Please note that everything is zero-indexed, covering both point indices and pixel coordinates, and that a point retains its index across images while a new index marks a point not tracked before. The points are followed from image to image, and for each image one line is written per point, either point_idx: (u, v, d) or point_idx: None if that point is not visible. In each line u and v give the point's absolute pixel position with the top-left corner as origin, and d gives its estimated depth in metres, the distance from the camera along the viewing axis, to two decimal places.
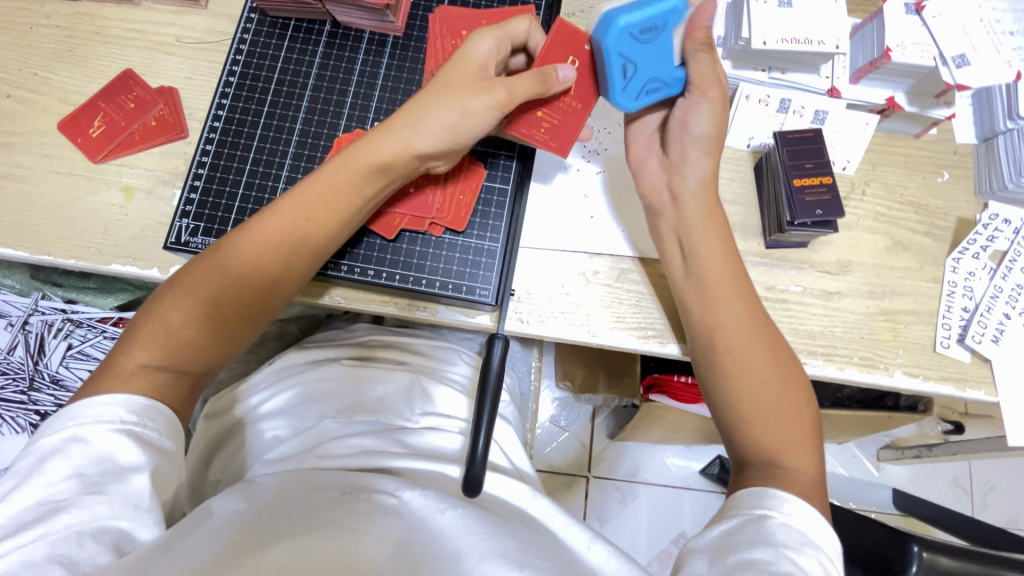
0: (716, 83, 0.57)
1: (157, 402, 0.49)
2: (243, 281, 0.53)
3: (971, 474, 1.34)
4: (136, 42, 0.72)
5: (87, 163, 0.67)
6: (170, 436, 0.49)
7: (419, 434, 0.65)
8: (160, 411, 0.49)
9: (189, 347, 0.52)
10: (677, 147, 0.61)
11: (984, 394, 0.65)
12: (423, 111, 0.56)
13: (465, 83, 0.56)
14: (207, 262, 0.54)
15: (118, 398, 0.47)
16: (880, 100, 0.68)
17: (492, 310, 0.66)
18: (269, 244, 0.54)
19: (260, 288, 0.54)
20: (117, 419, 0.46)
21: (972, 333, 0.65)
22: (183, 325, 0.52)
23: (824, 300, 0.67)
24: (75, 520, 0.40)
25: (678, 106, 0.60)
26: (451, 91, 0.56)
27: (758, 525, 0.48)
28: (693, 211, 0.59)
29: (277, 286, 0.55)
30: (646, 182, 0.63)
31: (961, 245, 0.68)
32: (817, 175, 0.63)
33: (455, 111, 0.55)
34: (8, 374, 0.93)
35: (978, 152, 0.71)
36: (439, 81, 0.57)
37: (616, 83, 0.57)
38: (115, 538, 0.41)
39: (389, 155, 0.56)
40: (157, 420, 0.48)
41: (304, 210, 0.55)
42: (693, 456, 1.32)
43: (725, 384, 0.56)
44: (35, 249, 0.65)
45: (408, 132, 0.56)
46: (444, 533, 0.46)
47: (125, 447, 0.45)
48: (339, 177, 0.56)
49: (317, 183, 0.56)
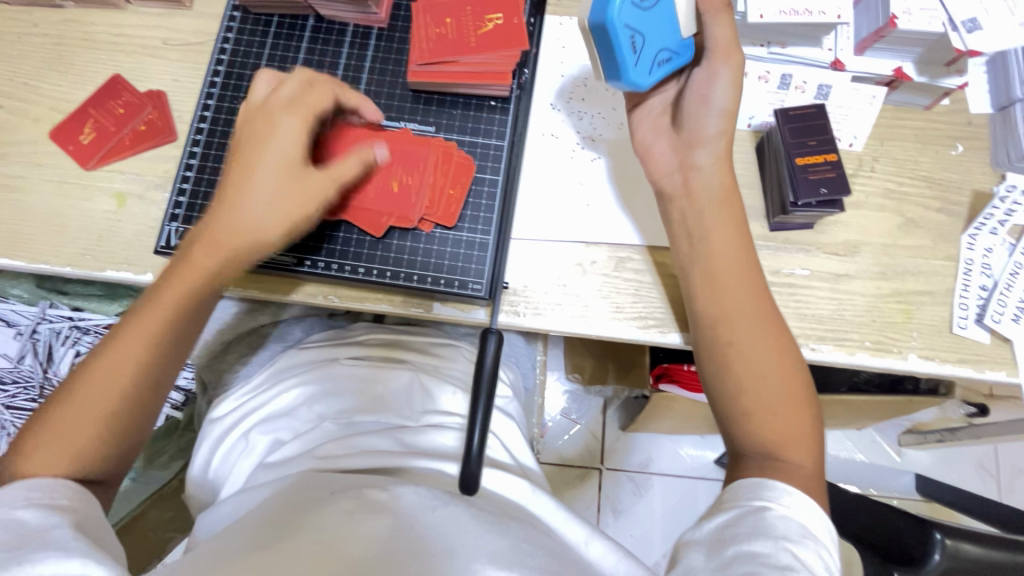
0: (735, 49, 0.56)
1: (60, 479, 0.47)
2: (136, 377, 0.52)
3: (997, 457, 1.30)
4: (123, 47, 0.71)
5: (78, 171, 0.67)
6: (80, 499, 0.47)
7: (421, 433, 0.64)
8: (67, 484, 0.47)
9: (93, 447, 0.50)
10: (691, 124, 0.58)
11: (1005, 375, 0.62)
12: (252, 183, 0.54)
13: (296, 126, 0.55)
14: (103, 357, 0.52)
15: (20, 484, 0.45)
16: (888, 71, 0.65)
17: (487, 305, 0.65)
18: (165, 315, 0.53)
19: (157, 366, 0.53)
20: (18, 498, 0.44)
21: (990, 312, 0.62)
22: (86, 426, 0.50)
23: (832, 282, 0.65)
24: (12, 567, 0.38)
25: (696, 77, 0.57)
26: (277, 147, 0.54)
27: (757, 516, 0.47)
28: (705, 193, 0.58)
29: (175, 357, 0.55)
30: (657, 167, 0.61)
31: (978, 220, 0.65)
32: (821, 152, 0.61)
33: (278, 170, 0.54)
34: (20, 382, 0.95)
35: (994, 122, 0.67)
36: (256, 149, 0.55)
37: (627, 60, 0.54)
38: (67, 567, 0.39)
39: (253, 217, 0.54)
40: (63, 492, 0.47)
41: (198, 266, 0.54)
42: (707, 445, 1.30)
43: (724, 375, 0.54)
44: (31, 258, 0.65)
45: (261, 184, 0.53)
46: (436, 530, 0.45)
47: (38, 512, 0.43)
48: (217, 262, 0.54)
49: (201, 260, 0.54)
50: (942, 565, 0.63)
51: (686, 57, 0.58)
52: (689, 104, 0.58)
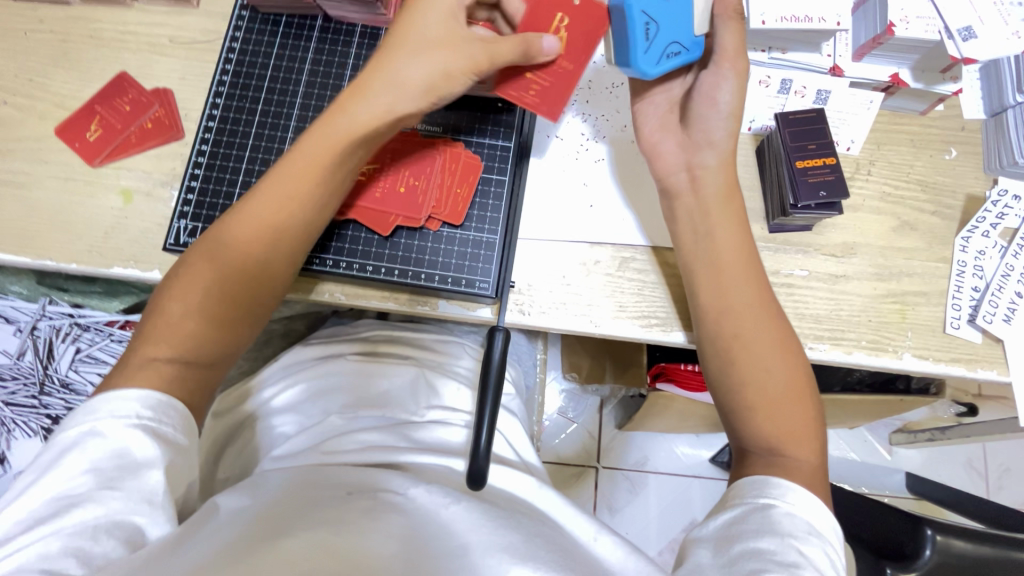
0: (739, 56, 0.56)
1: (173, 399, 0.49)
2: (243, 272, 0.54)
3: (985, 456, 1.33)
4: (130, 44, 0.71)
5: (85, 167, 0.67)
6: (184, 432, 0.49)
7: (424, 429, 0.65)
8: (176, 406, 0.49)
9: (193, 337, 0.52)
10: (699, 125, 0.59)
11: (996, 374, 0.64)
12: (394, 75, 0.56)
13: (439, 43, 0.55)
14: (200, 253, 0.55)
15: (134, 394, 0.47)
16: (885, 77, 0.66)
17: (493, 303, 0.65)
18: (265, 222, 0.55)
19: (254, 272, 0.55)
20: (134, 415, 0.46)
21: (982, 313, 0.64)
22: (187, 314, 0.52)
23: (830, 283, 0.66)
24: (93, 515, 0.41)
25: (704, 78, 0.58)
26: (425, 48, 0.55)
27: (763, 513, 0.48)
28: (712, 191, 0.59)
29: (273, 265, 0.56)
30: (665, 165, 0.62)
31: (970, 223, 0.67)
32: (820, 156, 0.62)
33: (431, 70, 0.55)
34: (18, 379, 0.94)
35: (987, 127, 0.69)
36: (399, 44, 0.56)
37: (638, 44, 0.56)
38: (129, 535, 0.41)
39: (368, 121, 0.56)
40: (172, 417, 0.48)
41: (317, 171, 0.56)
42: (703, 444, 1.32)
43: (728, 370, 0.56)
44: (37, 254, 0.65)
45: (386, 97, 0.56)
46: (451, 527, 0.46)
47: (140, 441, 0.45)
48: (321, 154, 0.56)
49: (314, 157, 0.56)
50: (933, 559, 0.65)
51: (693, 54, 0.58)
52: (697, 103, 0.59)
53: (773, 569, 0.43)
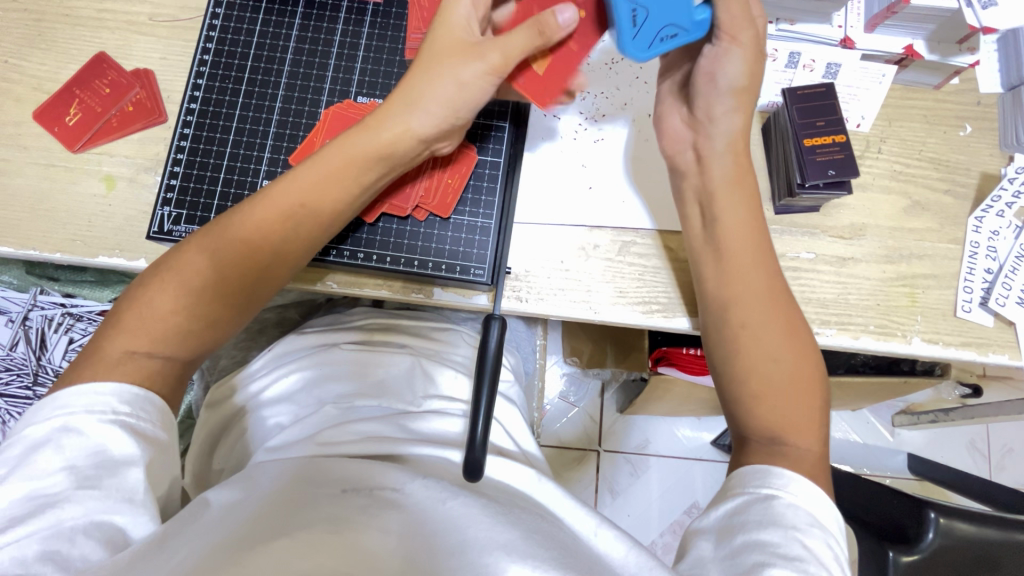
0: (749, 26, 0.52)
1: (150, 392, 0.48)
2: (235, 271, 0.52)
3: (989, 437, 1.32)
4: (108, 23, 0.68)
5: (65, 154, 0.65)
6: (163, 426, 0.48)
7: (422, 419, 0.63)
8: (153, 401, 0.48)
9: (177, 334, 0.50)
10: (704, 103, 0.56)
11: (1008, 358, 0.62)
12: (422, 91, 0.54)
13: (458, 57, 0.53)
14: (197, 247, 0.52)
15: (107, 386, 0.46)
16: (898, 49, 0.63)
17: (488, 290, 0.64)
18: (266, 225, 0.53)
19: (248, 277, 0.53)
20: (109, 409, 0.45)
21: (995, 296, 0.61)
22: (169, 308, 0.50)
23: (837, 266, 0.64)
24: (70, 516, 0.40)
25: (706, 54, 0.55)
26: (442, 65, 0.54)
27: (765, 504, 0.47)
28: (719, 172, 0.56)
29: (269, 268, 0.54)
30: (670, 142, 0.60)
31: (985, 203, 0.64)
32: (830, 132, 0.59)
33: (450, 86, 0.53)
34: (13, 370, 0.94)
35: (1004, 101, 0.66)
36: (426, 58, 0.55)
37: (625, 32, 0.52)
38: (109, 534, 0.41)
39: (390, 140, 0.54)
40: (149, 412, 0.47)
41: (327, 177, 0.54)
42: (704, 427, 1.31)
43: (734, 357, 0.54)
44: (19, 244, 0.63)
45: (408, 117, 0.54)
46: (449, 522, 0.44)
47: (119, 438, 0.44)
48: (337, 164, 0.54)
49: (327, 163, 0.54)
50: (935, 542, 0.64)
51: (693, 35, 0.53)
52: (699, 82, 0.56)
53: (777, 564, 0.42)
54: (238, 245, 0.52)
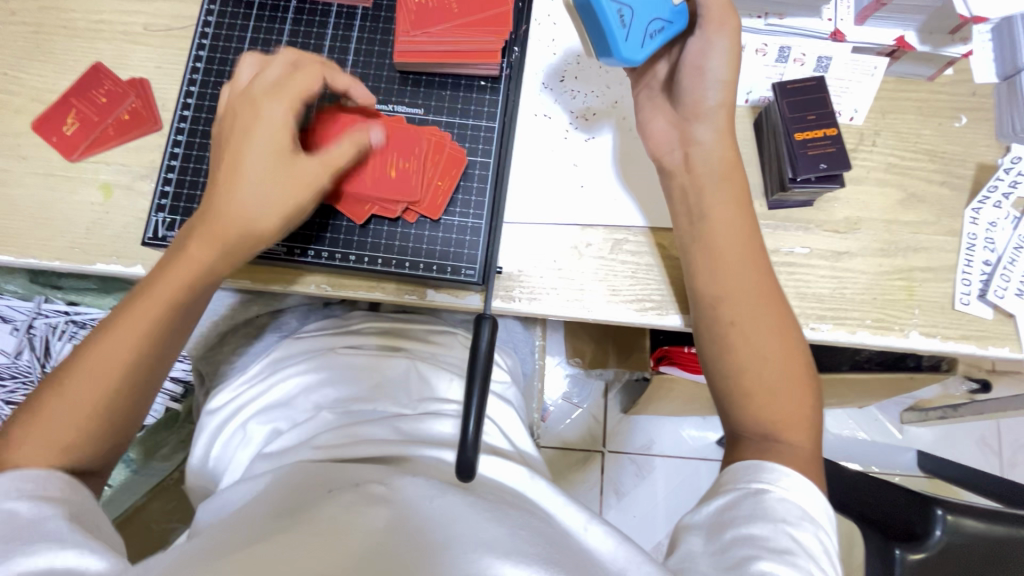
0: (730, 14, 0.54)
1: (51, 471, 0.47)
2: (141, 343, 0.52)
3: (999, 433, 1.30)
4: (104, 34, 0.70)
5: (63, 163, 0.66)
6: (72, 491, 0.47)
7: (419, 420, 0.63)
8: (52, 475, 0.47)
9: (83, 426, 0.50)
10: (691, 96, 0.57)
11: (1008, 351, 0.61)
12: (266, 124, 0.54)
13: (263, 107, 0.54)
14: (95, 340, 0.52)
15: (3, 483, 0.44)
16: (890, 40, 0.64)
17: (481, 290, 0.64)
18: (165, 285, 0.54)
19: (148, 350, 0.53)
20: (7, 491, 0.44)
21: (993, 288, 0.61)
22: (67, 413, 0.50)
23: (832, 260, 0.63)
24: (1, 565, 0.38)
25: (690, 46, 0.56)
26: (251, 125, 0.54)
27: (754, 499, 0.46)
28: (707, 169, 0.57)
29: (171, 334, 0.54)
30: (658, 145, 0.60)
31: (981, 194, 0.64)
32: (820, 126, 0.59)
33: (274, 129, 0.54)
34: (19, 377, 0.95)
35: (1000, 91, 0.65)
36: (233, 122, 0.55)
37: (618, 34, 0.52)
38: (52, 572, 0.38)
39: (261, 183, 0.54)
40: (55, 485, 0.46)
41: (207, 228, 0.54)
42: (709, 426, 1.30)
43: (724, 355, 0.54)
44: (19, 252, 0.64)
45: (255, 155, 0.54)
46: (437, 517, 0.44)
47: (26, 503, 0.43)
48: (219, 209, 0.54)
49: (208, 218, 0.55)
50: (944, 540, 0.63)
51: (678, 25, 0.55)
52: (685, 76, 0.56)
53: (765, 557, 0.42)
54: (143, 314, 0.53)
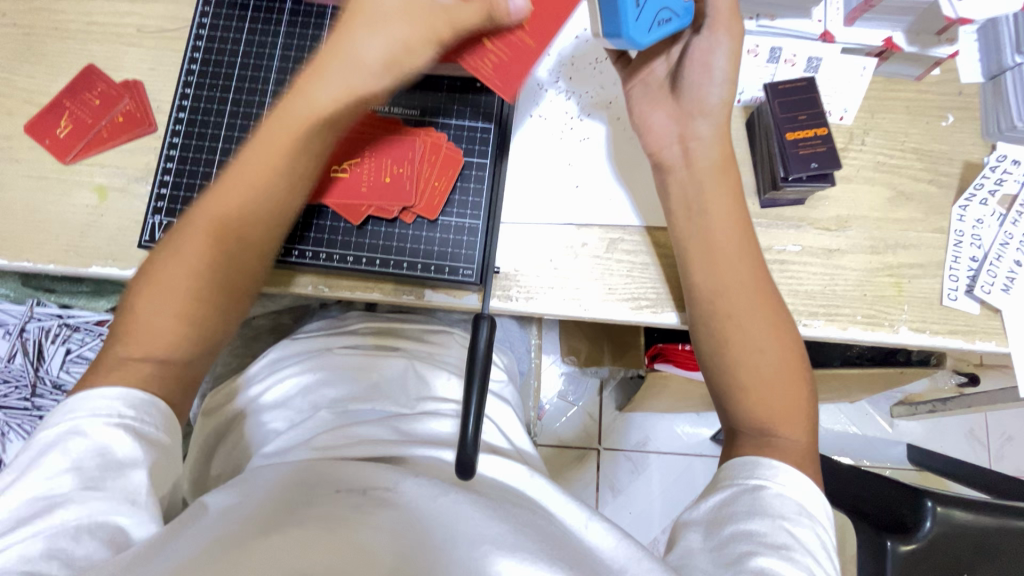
0: (734, 19, 0.55)
1: (157, 398, 0.49)
2: (222, 253, 0.53)
3: (987, 425, 1.32)
4: (96, 36, 0.69)
5: (57, 166, 0.66)
6: (167, 431, 0.49)
7: (418, 421, 0.64)
8: (158, 405, 0.48)
9: (166, 334, 0.51)
10: (694, 92, 0.57)
11: (995, 345, 0.63)
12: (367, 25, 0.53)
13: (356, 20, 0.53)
14: (179, 244, 0.53)
15: (113, 391, 0.47)
16: (879, 42, 0.64)
17: (479, 289, 0.64)
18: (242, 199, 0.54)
19: (227, 258, 0.53)
20: (115, 413, 0.46)
21: (981, 283, 0.62)
22: (162, 323, 0.51)
23: (824, 258, 0.64)
24: (75, 516, 0.41)
25: (695, 44, 0.56)
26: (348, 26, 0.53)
27: (753, 495, 0.47)
28: (705, 164, 0.57)
29: (244, 250, 0.54)
30: (654, 139, 0.60)
31: (968, 191, 0.65)
32: (812, 126, 0.60)
33: (393, 40, 0.52)
34: (12, 382, 0.95)
35: (985, 90, 0.67)
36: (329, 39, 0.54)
37: (629, 12, 0.50)
38: (113, 535, 0.41)
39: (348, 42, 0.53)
40: (154, 417, 0.48)
41: (280, 141, 0.54)
42: (703, 422, 1.32)
43: (722, 350, 0.54)
44: (12, 256, 0.64)
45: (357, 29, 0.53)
46: (443, 517, 0.45)
47: (122, 439, 0.45)
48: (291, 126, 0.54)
49: (283, 128, 0.54)
50: (933, 531, 0.64)
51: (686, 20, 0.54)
52: (689, 71, 0.57)
53: (764, 553, 0.43)
54: (205, 246, 0.53)
